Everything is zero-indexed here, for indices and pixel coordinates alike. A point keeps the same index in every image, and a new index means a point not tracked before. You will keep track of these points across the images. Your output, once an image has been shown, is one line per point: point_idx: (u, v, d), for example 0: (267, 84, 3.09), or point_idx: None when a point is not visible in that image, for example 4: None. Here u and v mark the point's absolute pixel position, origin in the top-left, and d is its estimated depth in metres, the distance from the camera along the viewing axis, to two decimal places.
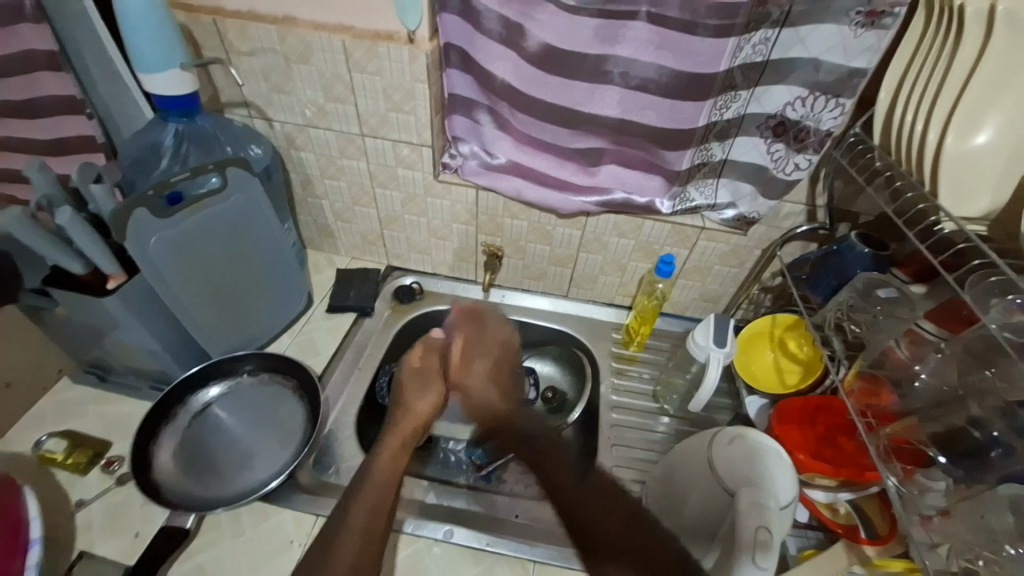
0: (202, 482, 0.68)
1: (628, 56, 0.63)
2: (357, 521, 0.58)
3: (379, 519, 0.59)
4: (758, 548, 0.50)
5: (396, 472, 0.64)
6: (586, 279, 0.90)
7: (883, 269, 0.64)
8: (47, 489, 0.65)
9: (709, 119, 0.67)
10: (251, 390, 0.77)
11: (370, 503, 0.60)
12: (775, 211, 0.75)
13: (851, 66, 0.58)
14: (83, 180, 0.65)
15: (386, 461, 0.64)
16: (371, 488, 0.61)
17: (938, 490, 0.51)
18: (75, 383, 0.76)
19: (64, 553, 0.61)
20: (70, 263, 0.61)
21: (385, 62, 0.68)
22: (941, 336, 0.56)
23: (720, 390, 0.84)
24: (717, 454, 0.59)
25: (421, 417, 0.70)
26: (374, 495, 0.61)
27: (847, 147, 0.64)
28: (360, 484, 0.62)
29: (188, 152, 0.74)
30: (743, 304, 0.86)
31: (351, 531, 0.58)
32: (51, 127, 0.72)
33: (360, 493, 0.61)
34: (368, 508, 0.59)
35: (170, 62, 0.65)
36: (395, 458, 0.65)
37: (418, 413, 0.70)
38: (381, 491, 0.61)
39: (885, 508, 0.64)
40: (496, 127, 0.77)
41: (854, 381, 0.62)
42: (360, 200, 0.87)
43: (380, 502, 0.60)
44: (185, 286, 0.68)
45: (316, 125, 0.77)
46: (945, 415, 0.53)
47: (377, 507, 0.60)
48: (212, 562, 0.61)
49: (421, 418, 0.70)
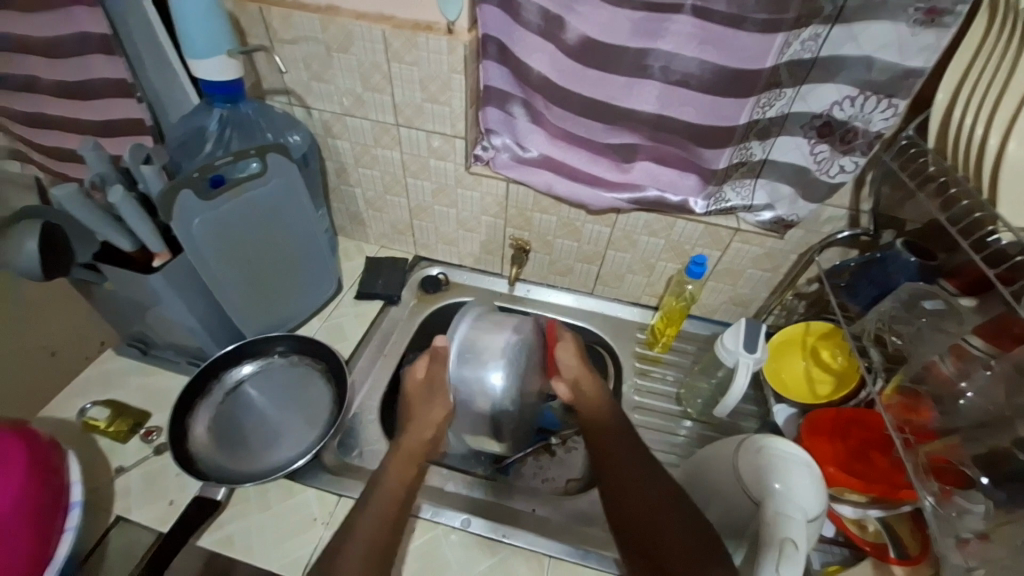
0: (231, 457, 0.70)
1: (670, 51, 0.62)
2: (365, 530, 0.58)
3: (387, 530, 0.59)
4: (783, 556, 0.48)
5: (407, 486, 0.64)
6: (613, 277, 0.89)
7: (930, 281, 0.62)
8: (89, 454, 0.69)
9: (750, 117, 0.65)
10: (281, 371, 0.79)
11: (380, 513, 0.60)
12: (814, 215, 0.72)
13: (906, 66, 0.55)
14: (134, 160, 0.67)
15: (397, 473, 0.65)
16: (381, 498, 0.62)
17: (976, 513, 0.49)
18: (119, 355, 0.80)
19: (103, 515, 0.64)
20: (120, 241, 0.64)
21: (424, 53, 0.68)
22: (989, 353, 0.53)
23: (747, 397, 0.82)
24: (742, 461, 0.58)
25: (430, 429, 0.71)
26: (384, 506, 0.61)
27: (898, 150, 0.62)
28: (370, 492, 0.62)
29: (231, 137, 0.76)
30: (775, 310, 0.84)
31: (359, 539, 0.58)
32: (103, 109, 0.77)
33: (370, 503, 0.61)
34: (378, 519, 0.60)
35: (218, 49, 0.67)
36: (407, 472, 0.66)
37: (427, 424, 0.71)
38: (391, 505, 0.61)
39: (917, 530, 0.62)
40: (529, 120, 0.77)
41: (892, 396, 0.59)
42: (392, 189, 0.88)
43: (389, 514, 0.60)
44: (224, 266, 0.70)
45: (353, 114, 0.79)
46: (989, 435, 0.50)
47: (387, 518, 0.60)
48: (239, 533, 0.64)
49: (433, 431, 0.71)
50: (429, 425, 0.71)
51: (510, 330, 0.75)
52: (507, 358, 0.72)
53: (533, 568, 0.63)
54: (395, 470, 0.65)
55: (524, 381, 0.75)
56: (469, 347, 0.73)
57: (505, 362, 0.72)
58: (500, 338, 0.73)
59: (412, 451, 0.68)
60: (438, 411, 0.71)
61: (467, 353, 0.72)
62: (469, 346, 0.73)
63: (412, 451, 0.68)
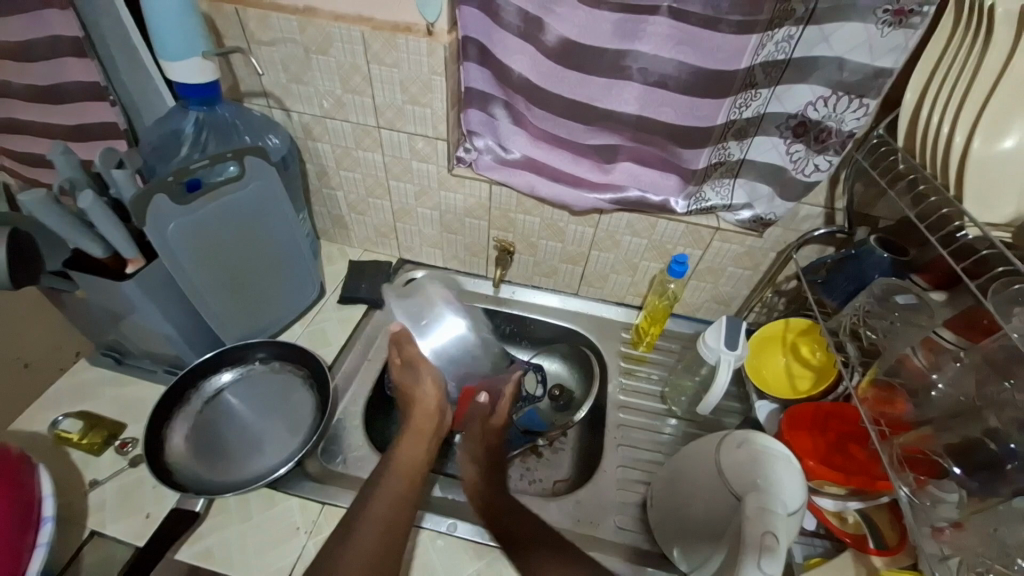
0: (210, 466, 0.68)
1: (648, 53, 0.62)
2: (382, 504, 0.61)
3: (405, 500, 0.62)
4: (763, 552, 0.49)
5: (420, 467, 0.67)
6: (597, 277, 0.89)
7: (902, 276, 0.64)
8: (62, 467, 0.66)
9: (728, 118, 0.66)
10: (261, 378, 0.77)
11: (397, 490, 0.63)
12: (792, 214, 0.74)
13: (876, 66, 0.57)
14: (105, 165, 0.66)
15: (412, 448, 0.69)
16: (395, 472, 0.65)
17: (950, 502, 0.50)
18: (92, 365, 0.77)
19: (77, 529, 0.62)
20: (91, 248, 0.62)
21: (404, 54, 0.68)
22: (960, 345, 0.54)
23: (730, 393, 0.84)
24: (725, 458, 0.58)
25: (432, 402, 0.75)
26: (402, 481, 0.64)
27: (870, 148, 0.63)
28: (386, 468, 0.65)
29: (207, 141, 0.75)
30: (756, 307, 0.86)
31: (378, 512, 0.60)
32: (75, 112, 0.76)
33: (385, 482, 0.64)
34: (394, 494, 0.62)
35: (192, 50, 0.66)
36: (420, 449, 0.69)
37: (427, 402, 0.74)
38: (405, 479, 0.64)
39: (896, 519, 0.63)
40: (511, 122, 0.77)
41: (868, 389, 0.61)
42: (374, 192, 0.87)
43: (402, 491, 0.63)
44: (200, 272, 0.69)
45: (333, 116, 0.78)
46: (960, 425, 0.52)
47: (398, 494, 0.63)
48: (219, 545, 0.62)
49: (433, 406, 0.74)
50: (428, 399, 0.75)
51: (441, 288, 0.79)
52: (450, 302, 0.79)
53: None
54: (409, 448, 0.69)
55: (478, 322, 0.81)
56: (417, 313, 0.78)
57: (450, 308, 0.78)
58: (438, 293, 0.79)
59: (424, 427, 0.72)
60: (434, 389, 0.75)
61: (420, 317, 0.78)
62: (416, 312, 0.78)
63: (423, 428, 0.72)
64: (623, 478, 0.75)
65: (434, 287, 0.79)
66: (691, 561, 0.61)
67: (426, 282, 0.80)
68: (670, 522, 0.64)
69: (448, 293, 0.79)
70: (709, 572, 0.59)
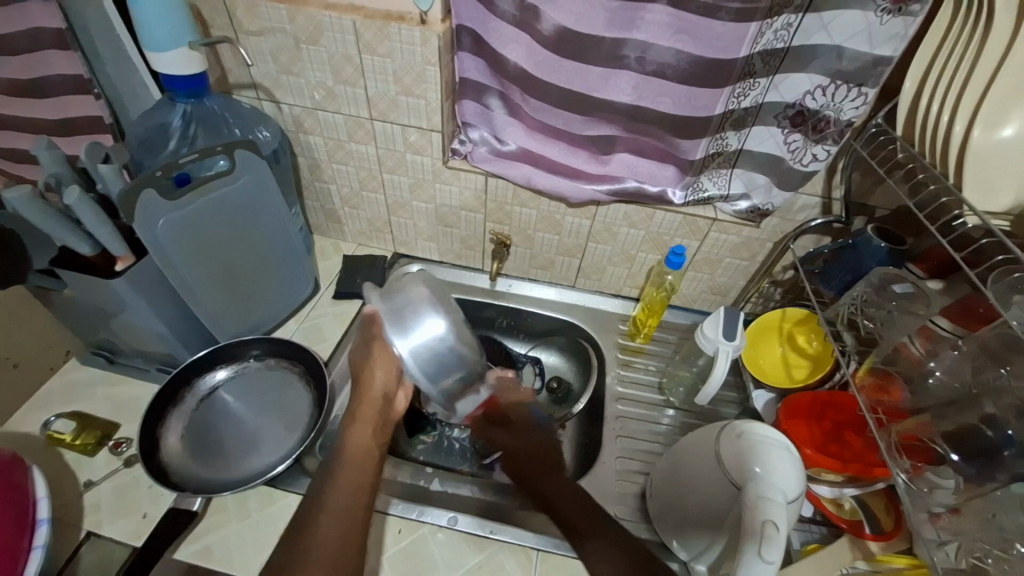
0: (207, 465, 0.68)
1: (645, 41, 0.61)
2: (338, 500, 0.57)
3: (361, 494, 0.58)
4: (764, 541, 0.49)
5: (370, 454, 0.62)
6: (594, 269, 0.89)
7: (899, 265, 0.63)
8: (54, 469, 0.65)
9: (726, 107, 0.66)
10: (257, 375, 0.77)
11: (350, 484, 0.58)
12: (788, 204, 0.74)
13: (875, 55, 0.56)
14: (91, 160, 0.64)
15: (361, 439, 0.63)
16: (349, 463, 0.60)
17: (947, 488, 0.50)
18: (84, 365, 0.76)
19: (72, 532, 0.61)
20: (78, 245, 0.61)
21: (396, 43, 0.67)
22: (957, 333, 0.55)
23: (728, 384, 0.84)
24: (724, 447, 0.58)
25: (377, 387, 0.65)
26: (356, 475, 0.59)
27: (868, 138, 0.64)
28: (334, 461, 0.60)
29: (196, 134, 0.73)
30: (752, 297, 0.86)
31: (335, 509, 0.56)
32: (59, 106, 0.73)
33: (338, 473, 0.59)
34: (348, 489, 0.58)
35: (179, 41, 0.64)
36: (368, 437, 0.63)
37: (372, 384, 0.65)
38: (356, 472, 0.59)
39: (891, 505, 0.64)
40: (507, 113, 0.76)
41: (865, 376, 0.61)
42: (368, 185, 0.86)
43: (360, 482, 0.59)
44: (191, 269, 0.67)
45: (325, 108, 0.76)
46: (956, 412, 0.52)
47: (355, 487, 0.58)
48: (218, 544, 0.62)
49: (380, 390, 0.65)
50: (372, 384, 0.65)
51: (422, 288, 0.61)
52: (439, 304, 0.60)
53: (522, 562, 0.63)
54: (355, 437, 0.63)
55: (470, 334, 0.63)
56: (400, 313, 0.59)
57: (434, 304, 0.60)
58: (417, 289, 0.61)
59: (366, 414, 0.64)
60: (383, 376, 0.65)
61: (400, 310, 0.59)
62: (397, 300, 0.60)
63: (367, 414, 0.64)
64: (623, 469, 0.75)
65: (420, 288, 0.61)
66: (691, 549, 0.62)
67: (409, 275, 0.63)
68: (670, 512, 0.64)
69: (433, 290, 0.62)
70: (712, 560, 0.60)
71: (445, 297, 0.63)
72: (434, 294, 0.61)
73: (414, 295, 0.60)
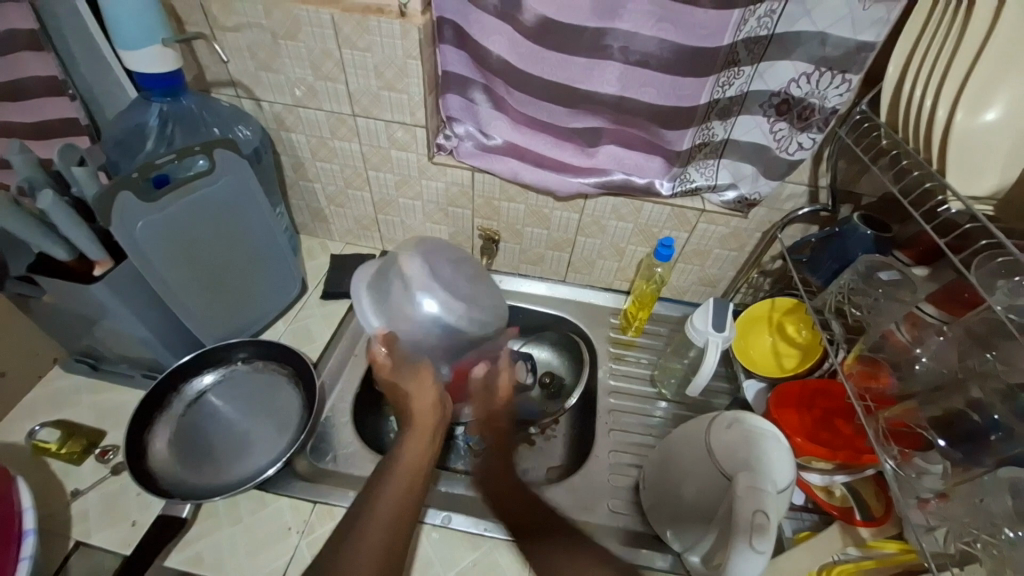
0: (196, 470, 0.67)
1: (628, 31, 0.61)
2: (383, 510, 0.56)
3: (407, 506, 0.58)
4: (755, 530, 0.49)
5: (423, 463, 0.63)
6: (584, 263, 0.88)
7: (886, 252, 0.63)
8: (40, 478, 0.64)
9: (711, 96, 0.65)
10: (245, 378, 0.76)
11: (398, 493, 0.58)
12: (776, 193, 0.74)
13: (858, 41, 0.56)
14: (65, 163, 0.63)
15: (414, 448, 0.63)
16: (400, 472, 0.60)
17: (935, 473, 0.50)
18: (67, 373, 0.75)
19: (60, 542, 0.60)
20: (57, 254, 0.60)
21: (376, 37, 0.65)
22: (942, 319, 0.56)
23: (719, 375, 0.84)
24: (714, 438, 0.58)
25: (427, 397, 0.68)
26: (406, 485, 0.59)
27: (852, 124, 0.63)
28: (386, 469, 0.61)
29: (173, 133, 0.72)
30: (742, 288, 0.86)
31: (379, 516, 0.56)
32: (33, 109, 0.71)
33: (387, 480, 0.59)
34: (396, 498, 0.58)
35: (152, 37, 0.63)
36: (422, 448, 0.64)
37: (422, 396, 0.67)
38: (407, 482, 0.60)
39: (881, 491, 0.65)
40: (491, 107, 0.75)
41: (853, 364, 0.61)
42: (353, 183, 0.85)
43: (405, 494, 0.58)
44: (175, 272, 0.66)
45: (306, 105, 0.75)
46: (943, 398, 0.53)
47: (401, 499, 0.58)
48: (209, 551, 0.61)
49: (423, 404, 0.67)
50: (429, 393, 0.68)
51: (413, 264, 0.68)
52: (424, 283, 0.67)
53: (516, 560, 0.63)
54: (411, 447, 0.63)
55: (463, 284, 0.70)
56: (393, 317, 0.67)
57: (425, 284, 0.66)
58: (402, 274, 0.67)
59: (424, 425, 0.66)
60: (422, 392, 0.68)
61: (393, 316, 0.67)
62: (395, 308, 0.66)
63: (425, 423, 0.66)
64: (616, 463, 0.75)
65: (404, 266, 0.68)
66: (684, 541, 0.62)
67: (399, 251, 0.70)
68: (663, 505, 0.64)
69: (423, 266, 0.68)
70: (703, 552, 0.60)
71: (437, 257, 0.70)
72: (428, 272, 0.67)
73: (396, 291, 0.67)
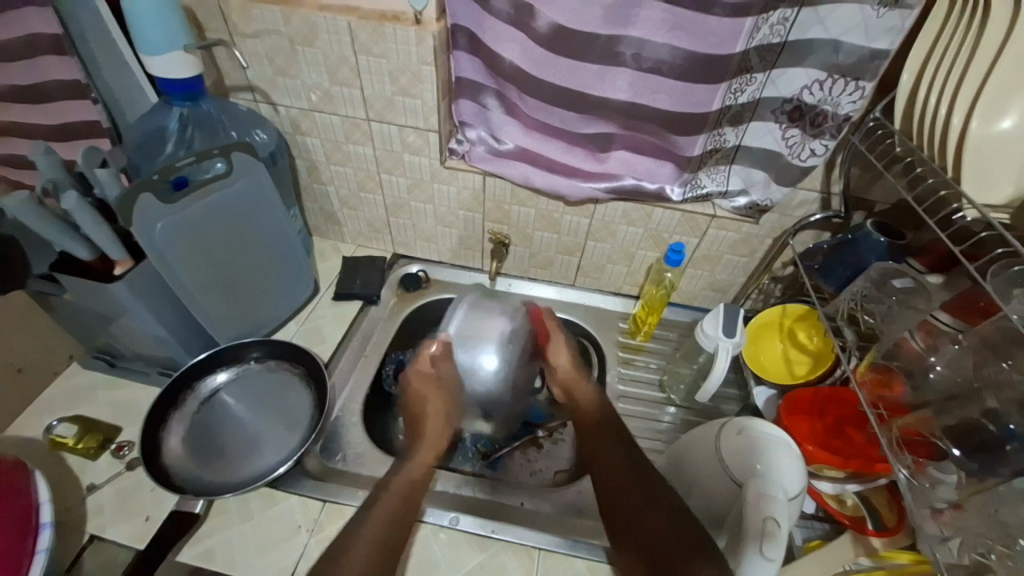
0: (208, 468, 0.68)
1: (641, 38, 0.61)
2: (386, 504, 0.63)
3: (406, 500, 0.65)
4: (765, 538, 0.49)
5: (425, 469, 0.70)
6: (593, 268, 0.89)
7: (899, 260, 0.63)
8: (57, 472, 0.66)
9: (722, 103, 0.66)
10: (258, 377, 0.77)
11: (400, 489, 0.65)
12: (787, 199, 0.73)
13: (872, 48, 0.56)
14: (88, 164, 0.64)
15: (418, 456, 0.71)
16: (403, 473, 0.68)
17: (949, 484, 0.50)
18: (84, 369, 0.76)
19: (75, 535, 0.61)
20: (76, 250, 0.61)
21: (391, 44, 0.67)
22: (957, 327, 0.54)
23: (729, 381, 0.84)
24: (725, 445, 0.58)
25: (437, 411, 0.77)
26: (408, 482, 0.67)
27: (866, 132, 0.63)
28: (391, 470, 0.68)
29: (193, 137, 0.74)
30: (753, 294, 0.86)
31: (380, 508, 0.63)
32: (57, 111, 0.73)
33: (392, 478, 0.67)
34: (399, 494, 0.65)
35: (173, 44, 0.64)
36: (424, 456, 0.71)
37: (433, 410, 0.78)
38: (410, 481, 0.67)
39: (894, 501, 0.64)
40: (503, 112, 0.76)
41: (866, 371, 0.61)
42: (366, 186, 0.86)
43: (408, 490, 0.66)
44: (192, 273, 0.68)
45: (322, 109, 0.76)
46: (958, 407, 0.52)
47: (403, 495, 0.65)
48: (220, 547, 0.62)
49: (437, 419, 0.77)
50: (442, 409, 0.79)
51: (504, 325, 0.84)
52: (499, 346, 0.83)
53: (524, 563, 0.63)
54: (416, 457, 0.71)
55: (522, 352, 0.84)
56: (466, 341, 0.83)
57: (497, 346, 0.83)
58: (490, 325, 0.84)
59: (425, 439, 0.74)
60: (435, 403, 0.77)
61: (468, 342, 0.83)
62: (469, 333, 0.83)
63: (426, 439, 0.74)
64: None
65: (495, 320, 0.84)
66: None
67: (500, 300, 0.88)
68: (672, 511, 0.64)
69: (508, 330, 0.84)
70: None
71: (519, 318, 0.86)
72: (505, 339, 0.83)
73: (481, 330, 0.83)
